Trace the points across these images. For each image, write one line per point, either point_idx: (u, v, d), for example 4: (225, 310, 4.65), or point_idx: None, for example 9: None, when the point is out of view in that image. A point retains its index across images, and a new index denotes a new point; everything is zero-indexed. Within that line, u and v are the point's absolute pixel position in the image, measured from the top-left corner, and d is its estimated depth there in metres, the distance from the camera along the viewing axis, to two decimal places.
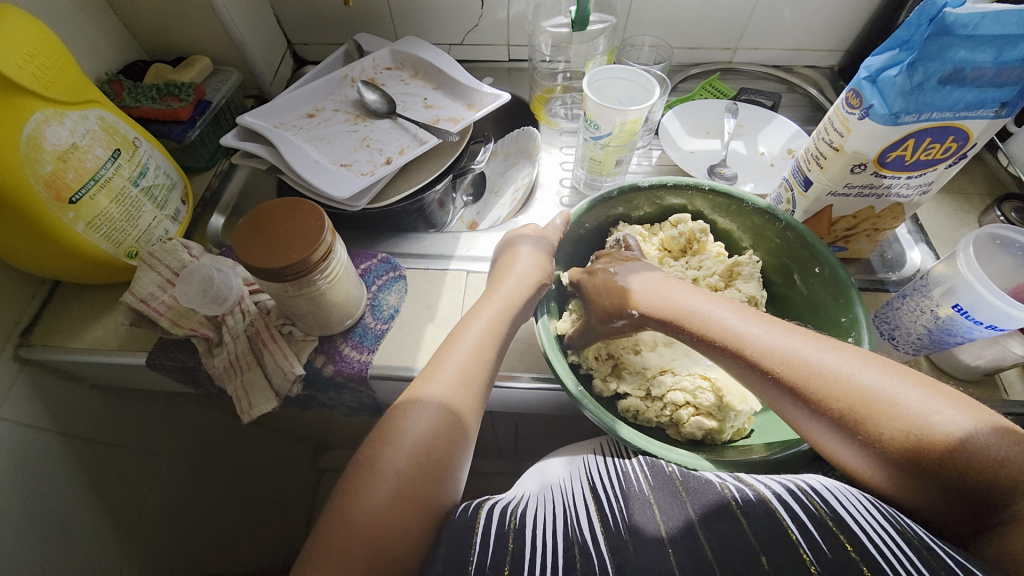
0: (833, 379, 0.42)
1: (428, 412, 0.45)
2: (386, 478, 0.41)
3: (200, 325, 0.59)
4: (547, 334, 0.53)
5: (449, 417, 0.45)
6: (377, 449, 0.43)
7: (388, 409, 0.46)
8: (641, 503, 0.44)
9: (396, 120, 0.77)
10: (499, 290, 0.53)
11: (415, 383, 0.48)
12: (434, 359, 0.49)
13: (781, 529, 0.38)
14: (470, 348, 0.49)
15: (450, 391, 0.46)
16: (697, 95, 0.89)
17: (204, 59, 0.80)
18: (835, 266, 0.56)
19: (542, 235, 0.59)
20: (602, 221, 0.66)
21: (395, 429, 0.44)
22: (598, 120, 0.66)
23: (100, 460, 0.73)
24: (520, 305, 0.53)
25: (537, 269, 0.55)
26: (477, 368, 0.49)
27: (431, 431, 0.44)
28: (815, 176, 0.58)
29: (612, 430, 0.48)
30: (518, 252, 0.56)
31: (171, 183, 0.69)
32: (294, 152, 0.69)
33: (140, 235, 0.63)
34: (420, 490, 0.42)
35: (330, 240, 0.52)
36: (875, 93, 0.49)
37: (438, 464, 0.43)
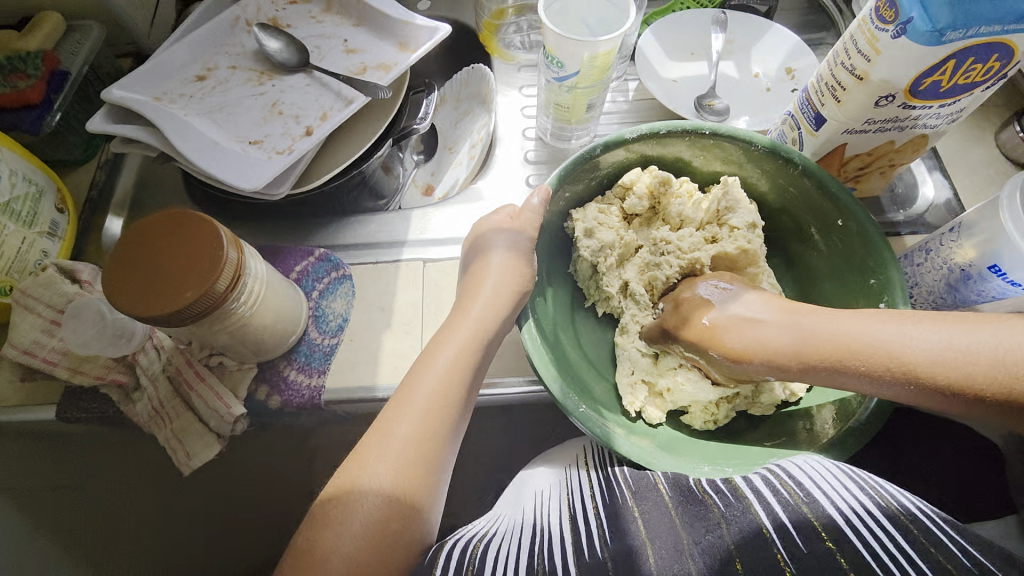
0: (895, 354, 0.38)
1: (373, 500, 0.37)
2: (332, 560, 0.35)
3: (108, 370, 0.49)
4: (534, 343, 0.44)
5: (400, 506, 0.37)
6: (319, 528, 0.36)
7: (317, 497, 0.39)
8: (616, 525, 0.40)
9: (311, 73, 0.62)
10: (470, 310, 0.45)
11: (343, 469, 0.39)
12: (391, 403, 0.41)
13: (757, 527, 0.36)
14: (435, 387, 0.41)
15: (399, 476, 0.38)
16: (677, 4, 0.73)
17: (52, 14, 0.61)
18: (864, 220, 0.47)
19: (518, 228, 0.49)
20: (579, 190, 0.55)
21: (340, 508, 0.37)
22: (560, 56, 0.53)
23: None
24: (497, 324, 0.46)
25: (511, 274, 0.47)
26: (447, 405, 0.41)
27: (384, 508, 0.37)
28: (829, 112, 0.47)
29: (607, 442, 0.44)
30: (489, 260, 0.47)
31: (37, 190, 0.54)
32: (184, 134, 0.55)
33: (10, 263, 0.51)
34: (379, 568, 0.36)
35: (237, 258, 0.41)
36: (914, 4, 0.37)
37: (397, 542, 0.37)
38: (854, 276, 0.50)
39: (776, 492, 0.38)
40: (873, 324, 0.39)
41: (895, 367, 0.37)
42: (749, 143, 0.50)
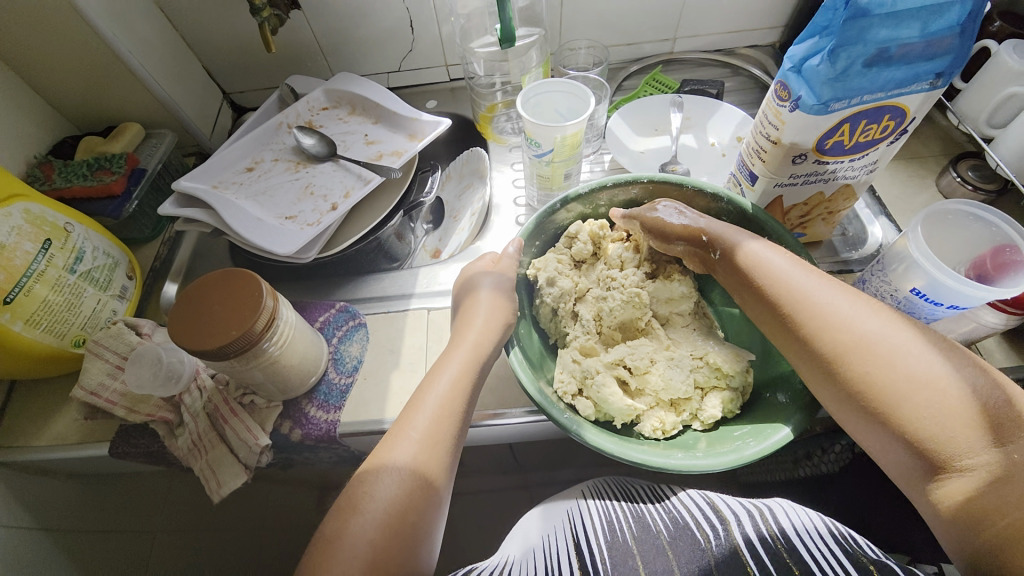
0: (796, 293, 0.47)
1: (396, 479, 0.44)
2: (357, 551, 0.41)
3: (158, 408, 0.57)
4: (523, 368, 0.51)
5: (417, 481, 0.45)
6: (341, 520, 0.43)
7: (348, 482, 0.45)
8: (620, 564, 0.46)
9: (338, 161, 0.76)
10: (466, 335, 0.53)
11: (377, 451, 0.47)
12: (404, 414, 0.48)
13: (743, 568, 0.42)
14: (442, 398, 0.49)
15: (419, 456, 0.46)
16: (642, 91, 0.88)
17: (134, 125, 0.78)
18: (782, 234, 0.56)
19: (501, 271, 0.59)
20: (552, 236, 0.66)
21: (362, 495, 0.44)
22: (538, 138, 0.65)
23: (92, 550, 0.70)
24: (491, 348, 0.53)
25: (498, 308, 0.55)
26: (451, 412, 0.49)
27: (400, 496, 0.44)
28: (759, 170, 0.57)
29: (586, 442, 0.48)
30: (477, 297, 0.56)
31: (113, 262, 0.66)
32: (235, 212, 0.67)
33: (86, 321, 0.62)
34: (393, 557, 0.42)
35: (272, 305, 0.50)
36: (802, 84, 0.48)
37: (412, 528, 0.43)
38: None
39: (749, 520, 0.46)
40: (779, 257, 0.50)
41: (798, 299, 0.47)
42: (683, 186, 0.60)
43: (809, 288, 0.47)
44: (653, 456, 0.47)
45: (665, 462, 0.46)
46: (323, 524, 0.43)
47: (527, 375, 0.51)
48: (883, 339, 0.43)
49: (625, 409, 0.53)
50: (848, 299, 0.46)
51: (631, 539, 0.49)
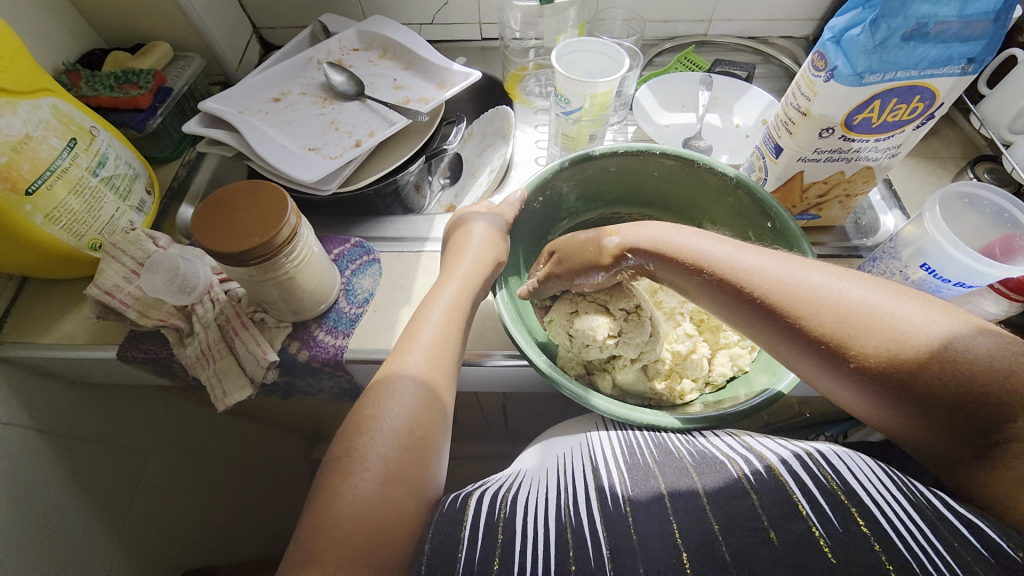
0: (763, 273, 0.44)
1: (406, 388, 0.46)
2: (369, 464, 0.42)
3: (170, 315, 0.58)
4: (508, 310, 0.53)
5: (426, 392, 0.46)
6: (352, 438, 0.44)
7: (362, 393, 0.47)
8: (641, 485, 0.45)
9: (365, 102, 0.76)
10: (456, 268, 0.53)
11: (389, 360, 0.49)
12: (404, 338, 0.50)
13: (793, 504, 0.39)
14: (437, 327, 0.50)
15: (426, 369, 0.48)
16: (672, 68, 0.88)
17: (164, 45, 0.77)
18: (785, 219, 0.56)
19: (497, 212, 0.58)
20: (556, 198, 0.65)
21: (377, 399, 0.46)
22: (568, 93, 0.65)
23: (84, 457, 0.72)
24: (481, 282, 0.54)
25: (491, 242, 0.55)
26: (448, 342, 0.50)
27: (411, 412, 0.45)
28: (784, 143, 0.57)
29: (585, 401, 0.47)
30: (470, 230, 0.56)
31: (133, 173, 0.66)
32: (259, 137, 0.67)
33: (103, 226, 0.61)
34: (407, 471, 0.43)
35: (295, 221, 0.51)
36: (839, 54, 0.48)
37: (420, 444, 0.45)
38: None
39: (808, 473, 0.42)
40: (719, 244, 0.47)
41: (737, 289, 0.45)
42: (692, 161, 0.61)
43: (784, 268, 0.44)
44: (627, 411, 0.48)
45: (629, 415, 0.48)
46: (333, 446, 0.45)
47: (522, 335, 0.51)
48: (879, 301, 0.40)
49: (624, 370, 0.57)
50: (825, 273, 0.43)
51: (654, 462, 0.47)
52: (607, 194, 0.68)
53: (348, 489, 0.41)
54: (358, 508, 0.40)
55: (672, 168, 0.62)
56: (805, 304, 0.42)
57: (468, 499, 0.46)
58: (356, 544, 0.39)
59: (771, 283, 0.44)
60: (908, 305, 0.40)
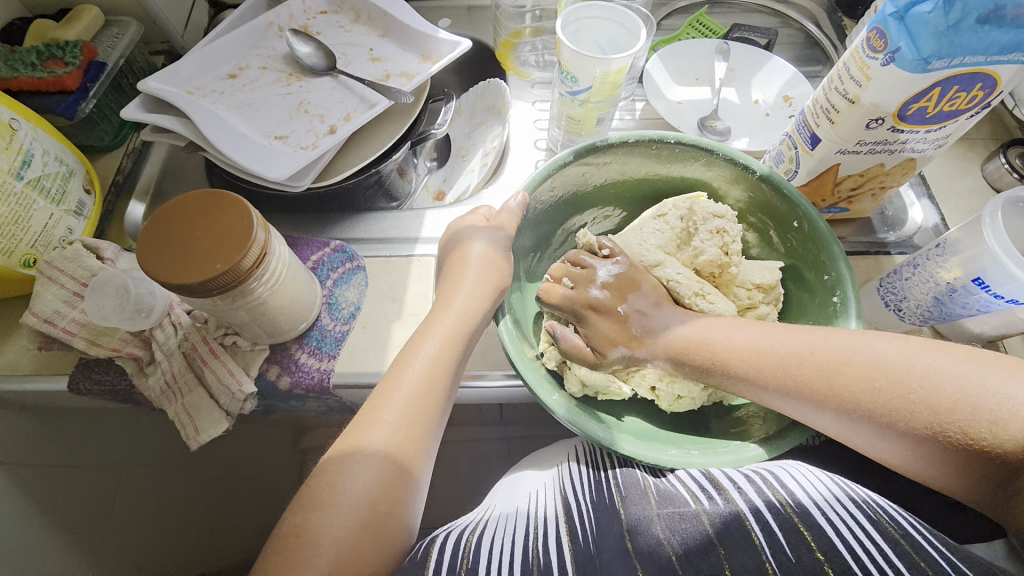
0: (758, 348, 0.43)
1: (370, 465, 0.40)
2: (322, 542, 0.36)
3: (125, 343, 0.50)
4: (513, 341, 0.46)
5: (395, 465, 0.40)
6: (307, 510, 0.38)
7: (315, 466, 0.41)
8: (606, 531, 0.42)
9: (337, 77, 0.65)
10: (452, 302, 0.47)
11: (345, 436, 0.42)
12: (375, 396, 0.43)
13: (747, 535, 0.38)
14: (422, 373, 0.43)
15: (395, 439, 0.41)
16: (684, 33, 0.78)
17: (92, 8, 0.64)
18: (814, 218, 0.50)
19: (497, 224, 0.51)
20: (562, 193, 0.57)
21: (334, 481, 0.39)
22: (575, 72, 0.56)
23: (47, 485, 0.65)
24: (480, 317, 0.47)
25: (493, 263, 0.49)
26: (433, 391, 0.43)
27: (378, 483, 0.39)
28: (823, 133, 0.50)
29: (613, 448, 0.42)
30: (468, 251, 0.49)
31: (67, 170, 0.56)
32: (214, 125, 0.57)
33: (36, 238, 0.52)
34: (368, 552, 0.37)
35: (264, 239, 0.43)
36: (902, 34, 0.40)
37: (387, 518, 0.39)
38: (811, 275, 0.53)
39: (763, 503, 0.40)
40: (685, 324, 0.48)
41: (742, 376, 0.43)
42: (711, 152, 0.54)
43: (852, 348, 0.40)
44: (653, 451, 0.44)
45: (657, 458, 0.43)
46: (282, 517, 0.39)
47: (531, 372, 0.45)
48: (960, 376, 0.35)
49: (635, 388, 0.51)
50: (890, 343, 0.39)
51: (617, 501, 0.45)
52: (616, 191, 0.60)
53: (296, 572, 0.35)
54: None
55: (692, 162, 0.56)
56: (826, 375, 0.40)
57: (431, 548, 0.41)
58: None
59: (788, 356, 0.42)
60: (965, 364, 0.36)
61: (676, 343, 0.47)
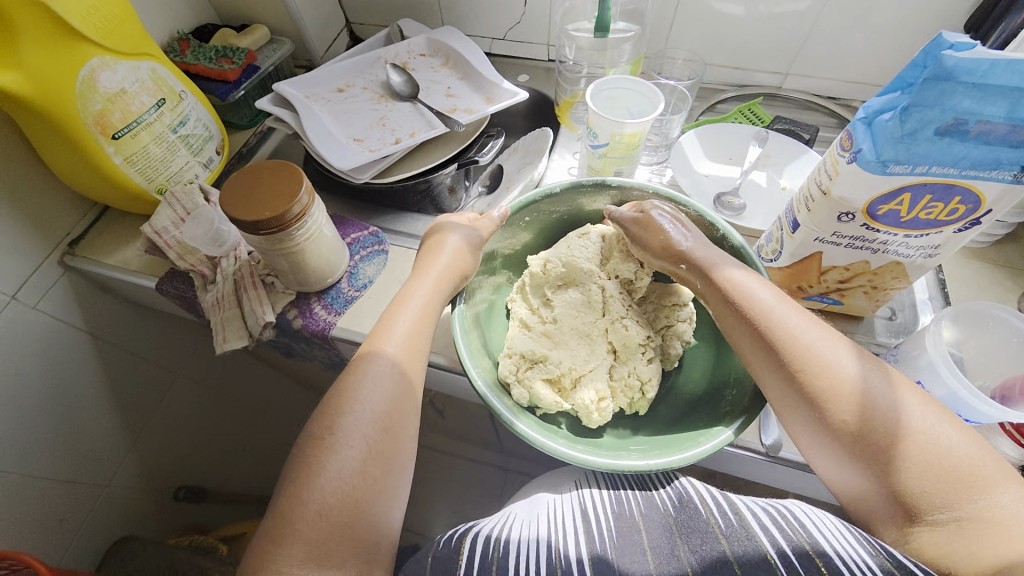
0: (776, 323, 0.46)
1: (383, 372, 0.48)
2: (351, 440, 0.44)
3: (199, 262, 0.66)
4: (461, 320, 0.54)
5: (399, 377, 0.48)
6: (332, 417, 0.45)
7: (336, 377, 0.48)
8: (625, 536, 0.49)
9: (416, 104, 0.81)
10: (430, 270, 0.54)
11: (367, 343, 0.50)
12: (381, 323, 0.52)
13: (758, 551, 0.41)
14: (413, 319, 0.51)
15: (403, 349, 0.49)
16: (730, 117, 0.85)
17: (262, 28, 0.87)
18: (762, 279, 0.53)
19: (475, 227, 0.58)
20: (545, 220, 0.64)
21: (348, 398, 0.46)
22: (596, 129, 0.65)
23: (120, 363, 0.84)
24: (452, 288, 0.54)
25: (461, 258, 0.55)
26: (422, 336, 0.51)
27: (388, 395, 0.47)
28: (802, 219, 0.53)
29: (510, 427, 0.47)
30: (445, 240, 0.56)
31: (208, 135, 0.75)
32: (314, 123, 0.75)
33: (172, 175, 0.71)
34: (387, 451, 0.45)
35: (307, 201, 0.56)
36: (867, 137, 0.45)
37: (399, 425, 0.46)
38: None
39: (773, 523, 0.44)
40: (765, 291, 0.48)
41: (798, 352, 0.44)
42: (684, 209, 0.59)
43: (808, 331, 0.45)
44: (541, 438, 0.47)
45: (543, 444, 0.47)
46: (307, 426, 0.46)
47: (465, 342, 0.52)
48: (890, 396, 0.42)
49: (552, 404, 0.53)
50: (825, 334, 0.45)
51: (638, 517, 0.52)
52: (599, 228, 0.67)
53: (328, 465, 0.42)
54: (337, 478, 0.42)
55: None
56: (873, 418, 0.41)
57: (462, 539, 0.50)
58: (329, 522, 0.41)
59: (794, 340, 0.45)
60: (901, 392, 0.42)
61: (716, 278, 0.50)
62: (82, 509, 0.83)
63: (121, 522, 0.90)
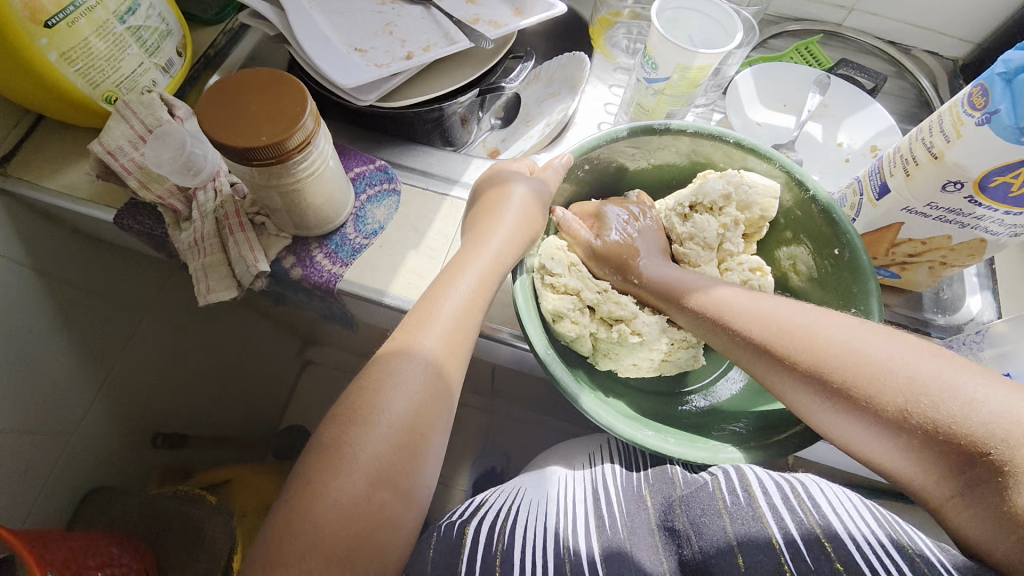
0: (876, 368, 0.37)
1: (416, 367, 0.40)
2: (360, 462, 0.36)
3: (170, 194, 0.55)
4: (524, 291, 0.47)
5: (433, 378, 0.40)
6: (343, 426, 0.37)
7: (371, 357, 0.41)
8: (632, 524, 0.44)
9: (430, 9, 0.67)
10: (489, 239, 0.46)
11: (398, 334, 0.42)
12: (418, 308, 0.43)
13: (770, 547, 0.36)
14: (459, 304, 0.43)
15: (441, 346, 0.41)
16: (786, 56, 0.75)
17: None
18: (858, 251, 0.48)
19: (540, 178, 0.51)
20: (606, 167, 0.57)
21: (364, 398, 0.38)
22: (657, 58, 0.55)
23: (76, 306, 0.73)
24: (512, 260, 0.47)
25: (530, 215, 0.48)
26: (469, 323, 0.43)
27: (416, 402, 0.39)
28: (894, 184, 0.47)
29: (573, 400, 0.42)
30: (510, 192, 0.49)
31: (166, 29, 0.59)
32: (305, 22, 0.60)
33: (122, 79, 0.56)
34: (399, 474, 0.37)
35: (312, 127, 0.45)
36: (1006, 97, 0.38)
37: (419, 443, 0.38)
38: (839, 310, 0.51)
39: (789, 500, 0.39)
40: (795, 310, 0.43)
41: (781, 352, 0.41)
42: (769, 160, 0.52)
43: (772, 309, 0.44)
44: (630, 428, 0.43)
45: (632, 434, 0.43)
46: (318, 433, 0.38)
47: (532, 321, 0.45)
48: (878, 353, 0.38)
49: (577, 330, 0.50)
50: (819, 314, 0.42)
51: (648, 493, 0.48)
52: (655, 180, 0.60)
53: (335, 483, 0.35)
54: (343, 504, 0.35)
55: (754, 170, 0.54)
56: (861, 375, 0.38)
57: (465, 531, 0.47)
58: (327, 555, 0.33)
59: (909, 384, 0.36)
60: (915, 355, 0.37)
61: (746, 319, 0.44)
62: (49, 460, 0.75)
63: (94, 472, 0.84)
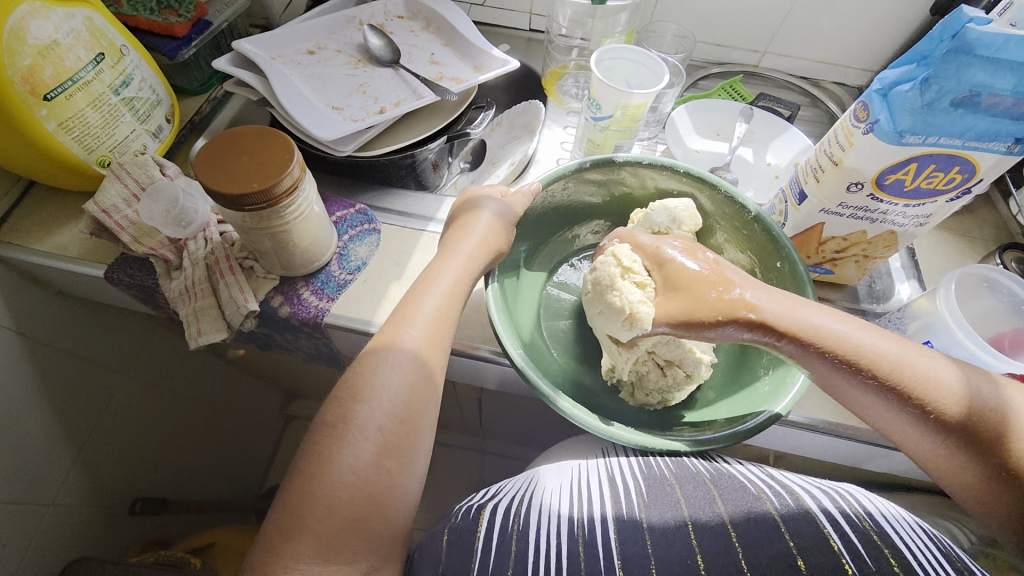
0: (895, 361, 0.41)
1: (400, 364, 0.43)
2: (366, 433, 0.40)
3: (161, 245, 0.58)
4: (497, 302, 0.50)
5: (420, 370, 0.44)
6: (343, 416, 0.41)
7: (351, 363, 0.44)
8: (658, 496, 0.47)
9: (398, 70, 0.75)
10: (460, 247, 0.51)
11: (384, 331, 0.46)
12: (401, 310, 0.47)
13: (822, 536, 0.41)
14: (439, 302, 0.47)
15: (423, 342, 0.45)
16: (715, 93, 0.86)
17: None
18: (795, 261, 0.54)
19: (509, 202, 0.56)
20: (572, 194, 0.63)
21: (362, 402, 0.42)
22: (600, 99, 0.63)
23: (59, 368, 0.73)
24: (478, 269, 0.51)
25: (495, 233, 0.53)
26: (447, 321, 0.47)
27: (409, 386, 0.43)
28: (810, 189, 0.55)
29: (550, 401, 0.46)
30: (478, 216, 0.54)
31: (156, 99, 0.65)
32: (286, 87, 0.67)
33: (115, 144, 0.61)
34: (402, 445, 0.41)
35: (298, 175, 0.50)
36: (884, 108, 0.46)
37: (417, 419, 0.42)
38: None
39: (835, 507, 0.44)
40: (824, 315, 0.43)
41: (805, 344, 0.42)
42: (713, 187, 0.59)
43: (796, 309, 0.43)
44: (589, 417, 0.46)
45: (596, 428, 0.45)
46: (324, 410, 0.42)
47: (503, 323, 0.49)
48: (888, 347, 0.42)
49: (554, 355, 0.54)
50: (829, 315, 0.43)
51: (670, 476, 0.49)
52: (614, 208, 0.67)
53: (343, 455, 0.39)
54: (350, 476, 0.39)
55: (700, 197, 0.61)
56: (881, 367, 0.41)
57: (480, 512, 0.47)
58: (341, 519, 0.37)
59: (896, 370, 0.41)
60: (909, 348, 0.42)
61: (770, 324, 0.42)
62: (25, 533, 0.72)
63: (70, 545, 0.80)
